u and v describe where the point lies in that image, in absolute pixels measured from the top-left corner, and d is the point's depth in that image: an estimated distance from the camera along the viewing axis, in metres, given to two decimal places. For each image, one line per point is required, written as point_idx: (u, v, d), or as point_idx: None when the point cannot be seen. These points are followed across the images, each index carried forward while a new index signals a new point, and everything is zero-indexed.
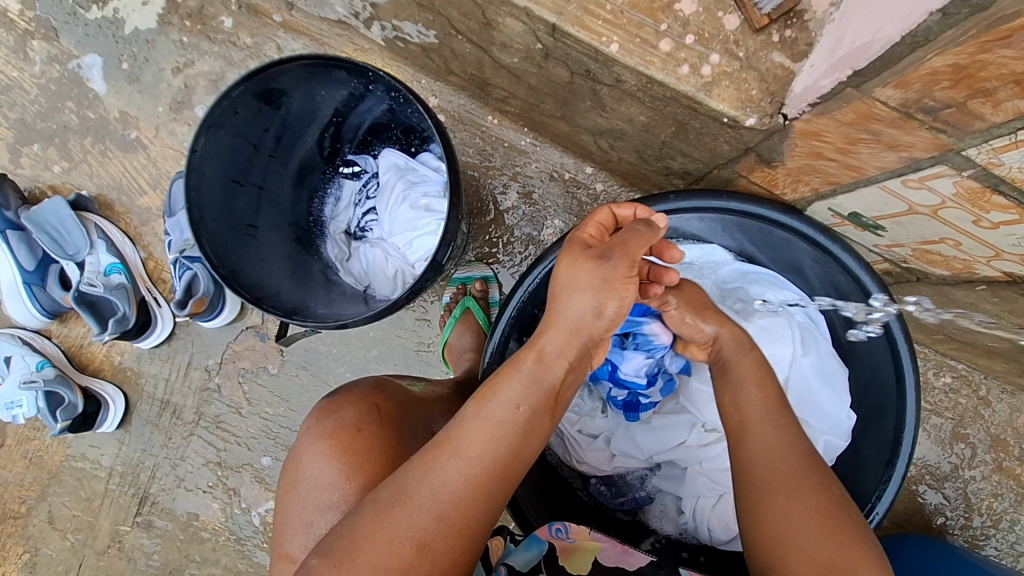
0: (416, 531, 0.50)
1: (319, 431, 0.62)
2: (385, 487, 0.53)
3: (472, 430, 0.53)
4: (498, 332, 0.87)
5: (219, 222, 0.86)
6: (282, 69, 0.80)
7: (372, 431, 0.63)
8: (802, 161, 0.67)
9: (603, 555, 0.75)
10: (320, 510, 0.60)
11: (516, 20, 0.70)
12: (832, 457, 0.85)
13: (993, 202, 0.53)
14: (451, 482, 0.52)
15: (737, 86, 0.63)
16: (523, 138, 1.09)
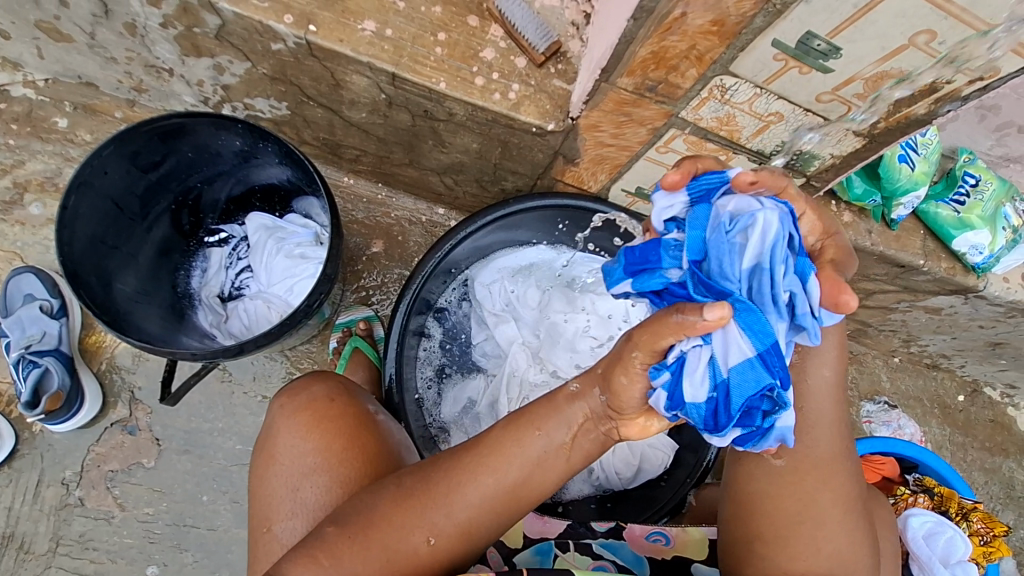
0: (427, 528, 0.60)
1: (295, 407, 0.71)
2: (410, 478, 0.63)
3: (496, 446, 0.61)
4: (392, 355, 0.98)
5: (88, 280, 0.91)
6: (148, 129, 0.89)
7: (345, 402, 0.72)
8: (594, 153, 0.92)
9: (529, 527, 0.85)
10: (302, 477, 0.67)
11: (361, 75, 0.88)
12: None
13: (709, 148, 0.81)
14: (469, 492, 0.60)
15: (537, 104, 0.87)
16: (379, 191, 1.25)
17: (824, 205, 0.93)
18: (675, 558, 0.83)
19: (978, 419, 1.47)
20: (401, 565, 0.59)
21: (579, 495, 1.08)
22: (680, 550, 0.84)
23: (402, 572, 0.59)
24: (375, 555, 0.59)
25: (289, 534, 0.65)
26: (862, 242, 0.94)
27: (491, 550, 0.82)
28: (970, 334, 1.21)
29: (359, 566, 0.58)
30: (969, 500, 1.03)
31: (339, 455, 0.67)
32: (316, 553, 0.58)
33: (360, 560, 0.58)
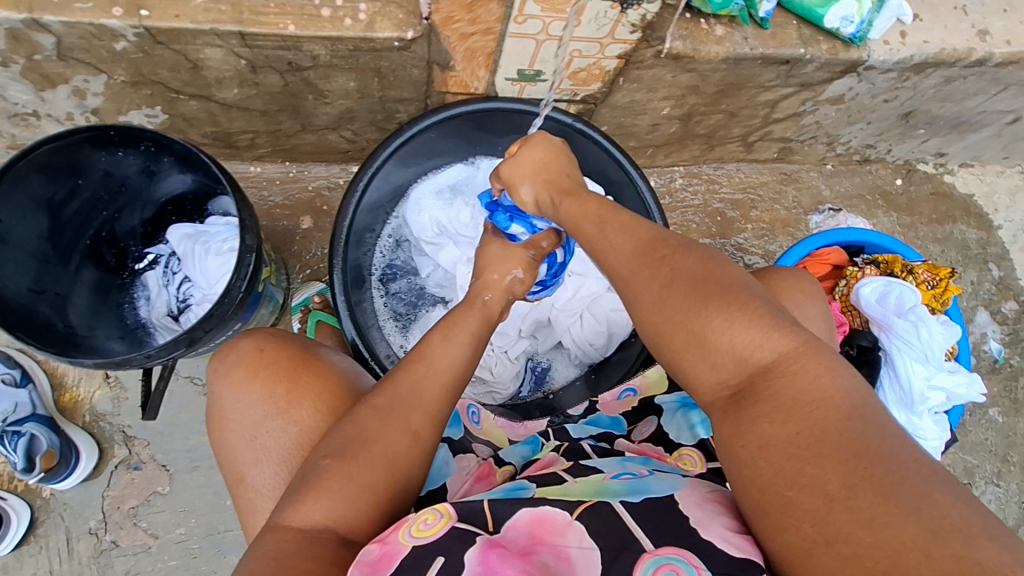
0: (410, 425, 0.65)
1: (227, 367, 0.74)
2: (381, 394, 0.66)
3: (446, 345, 0.71)
4: (347, 320, 0.97)
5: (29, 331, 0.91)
6: (27, 164, 0.88)
7: (274, 348, 0.75)
8: (463, 48, 0.92)
9: (512, 434, 0.88)
10: (257, 426, 0.71)
11: (213, 47, 0.87)
12: None
13: (561, 1, 0.82)
14: (433, 382, 0.68)
15: (389, 16, 0.87)
16: (290, 169, 1.26)
17: (694, 26, 0.94)
18: (643, 402, 0.85)
19: (920, 197, 1.55)
20: (401, 463, 0.63)
21: (566, 380, 1.15)
22: (647, 392, 0.85)
23: (403, 472, 0.63)
24: (381, 459, 0.62)
25: (261, 478, 0.70)
26: (741, 51, 0.97)
27: (473, 444, 0.83)
28: (881, 113, 1.26)
29: (367, 475, 0.61)
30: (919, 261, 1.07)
31: (286, 398, 0.72)
32: (327, 482, 0.61)
33: (370, 470, 0.62)
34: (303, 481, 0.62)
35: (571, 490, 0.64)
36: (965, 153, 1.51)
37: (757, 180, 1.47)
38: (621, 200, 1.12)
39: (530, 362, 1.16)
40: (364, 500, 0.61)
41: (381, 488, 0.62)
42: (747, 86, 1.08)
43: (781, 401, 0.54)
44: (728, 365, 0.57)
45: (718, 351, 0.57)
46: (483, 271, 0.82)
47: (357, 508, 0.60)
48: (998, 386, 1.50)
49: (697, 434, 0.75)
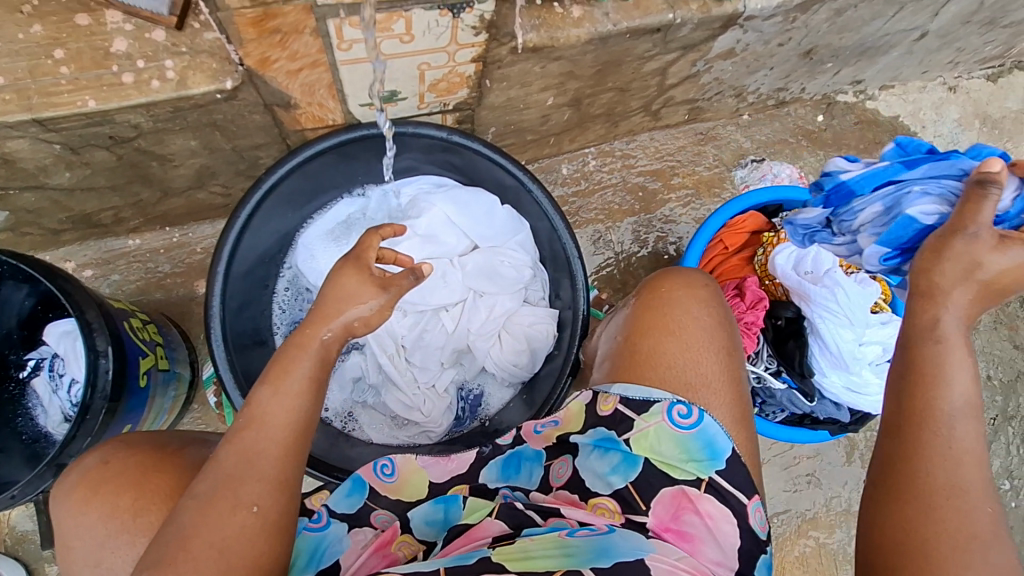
0: (242, 502, 0.61)
1: (68, 483, 0.69)
2: (204, 480, 0.62)
3: (272, 406, 0.66)
4: (237, 397, 0.87)
5: None
6: None
7: (121, 457, 0.69)
8: (298, 86, 0.83)
9: (434, 475, 0.77)
10: (103, 547, 0.66)
11: (16, 138, 0.78)
12: (530, 249, 1.06)
13: (380, 19, 0.73)
14: (265, 448, 0.64)
15: (202, 68, 0.77)
16: (172, 235, 1.17)
17: (546, 13, 0.86)
18: (561, 442, 0.75)
19: (845, 129, 1.48)
20: (237, 548, 0.60)
21: (501, 404, 1.09)
22: (568, 427, 0.75)
23: (239, 557, 0.60)
24: (209, 557, 0.58)
25: None
26: (605, 29, 0.89)
27: (376, 511, 0.74)
28: (781, 57, 1.18)
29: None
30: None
31: (133, 508, 0.67)
32: None
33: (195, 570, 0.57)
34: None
35: (532, 551, 0.59)
36: (882, 76, 1.44)
37: (674, 145, 1.39)
38: (520, 207, 1.05)
39: (460, 391, 1.10)
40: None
41: None
42: (626, 60, 1.00)
43: (922, 520, 0.57)
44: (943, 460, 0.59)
45: (925, 527, 0.57)
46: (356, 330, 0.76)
47: None
48: None
49: (612, 484, 0.70)
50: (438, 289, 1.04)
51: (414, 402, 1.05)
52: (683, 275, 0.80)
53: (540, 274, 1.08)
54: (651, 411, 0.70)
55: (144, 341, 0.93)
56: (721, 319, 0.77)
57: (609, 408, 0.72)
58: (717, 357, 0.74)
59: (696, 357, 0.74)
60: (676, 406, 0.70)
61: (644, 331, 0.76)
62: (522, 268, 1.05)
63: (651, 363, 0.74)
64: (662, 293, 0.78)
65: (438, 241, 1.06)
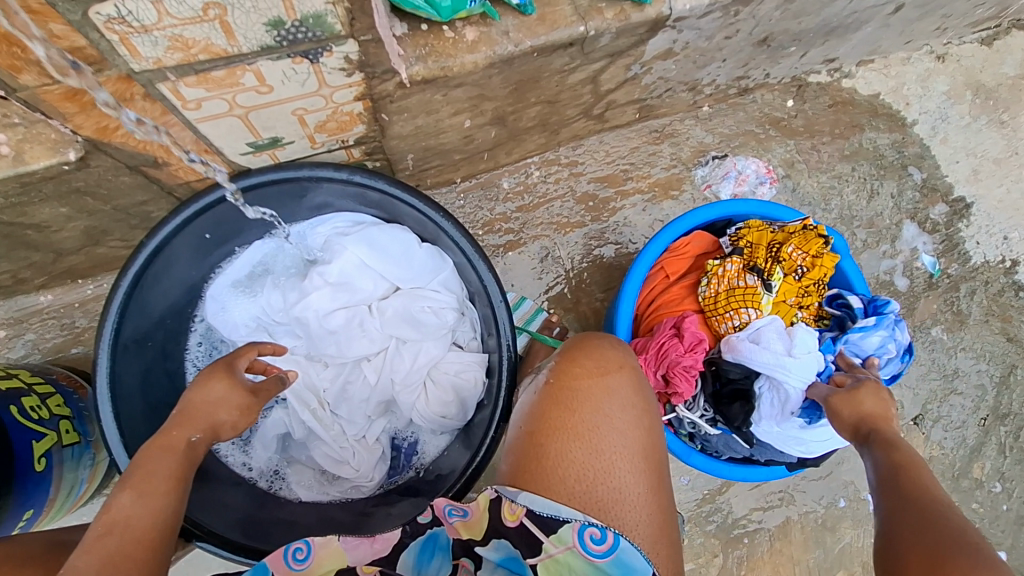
0: None
1: None
2: None
3: (137, 509, 0.61)
4: None
5: None
6: None
7: None
8: (159, 146, 0.74)
9: (354, 559, 0.64)
10: None
11: None
12: (455, 288, 0.98)
13: (221, 77, 0.64)
14: (131, 548, 0.58)
15: (39, 140, 0.69)
16: (86, 288, 1.10)
17: (433, 39, 0.75)
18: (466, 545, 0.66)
19: (818, 113, 1.35)
20: None
21: (437, 452, 1.02)
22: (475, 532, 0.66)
23: None
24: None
25: None
26: (504, 50, 0.77)
27: None
28: (732, 48, 1.05)
29: None
30: (798, 225, 0.93)
31: None
32: None
33: None
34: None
35: None
36: (857, 51, 1.30)
37: (626, 147, 1.28)
38: (439, 245, 0.96)
39: (394, 440, 1.04)
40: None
41: None
42: (545, 75, 0.89)
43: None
44: (959, 526, 0.56)
45: None
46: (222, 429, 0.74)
47: None
48: (937, 302, 1.35)
49: None
50: (357, 339, 0.97)
51: (342, 457, 0.99)
52: (594, 359, 0.72)
53: (469, 314, 0.99)
54: (561, 535, 0.63)
55: (47, 424, 0.88)
56: (635, 415, 0.69)
57: (513, 518, 0.64)
58: (631, 466, 0.67)
59: (608, 465, 0.66)
60: (587, 529, 0.62)
61: (551, 430, 0.68)
62: (446, 311, 0.97)
63: (557, 471, 0.66)
64: (570, 385, 0.70)
65: (354, 287, 0.98)
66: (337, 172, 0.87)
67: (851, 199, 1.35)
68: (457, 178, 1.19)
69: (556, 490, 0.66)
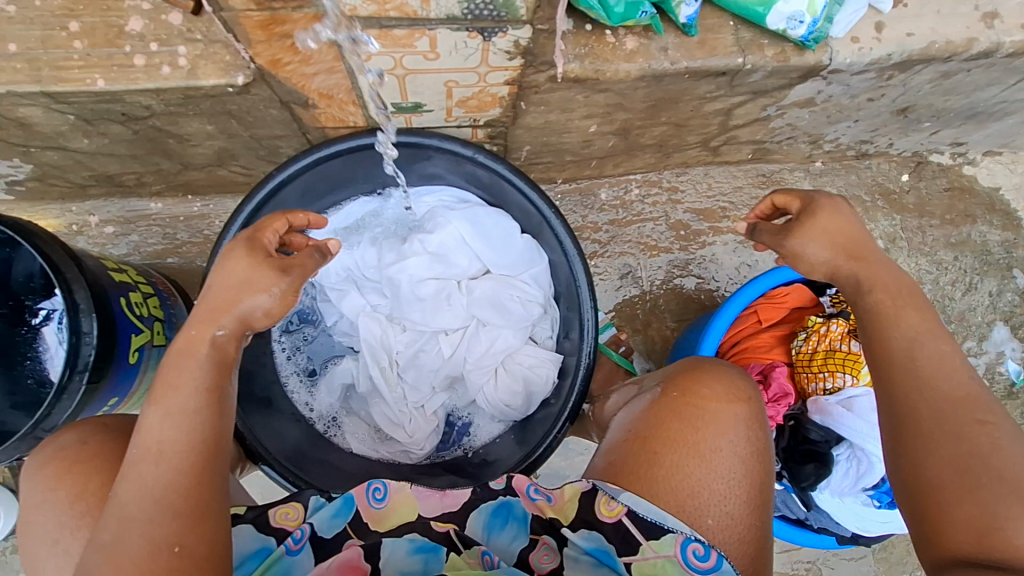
0: (154, 540, 0.56)
1: (38, 462, 0.70)
2: (105, 529, 0.57)
3: (168, 431, 0.61)
4: None
5: None
6: None
7: (97, 441, 0.71)
8: (315, 88, 0.77)
9: (425, 508, 0.71)
10: (59, 529, 0.68)
11: (28, 105, 0.76)
12: (545, 284, 0.99)
13: (399, 36, 0.66)
14: (167, 476, 0.59)
15: (214, 59, 0.73)
16: (193, 204, 1.16)
17: (594, 42, 0.76)
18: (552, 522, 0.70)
19: (931, 194, 1.31)
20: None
21: (488, 439, 1.04)
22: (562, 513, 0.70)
23: None
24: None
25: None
26: (659, 67, 0.78)
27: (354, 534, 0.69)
28: (869, 111, 1.03)
29: None
30: None
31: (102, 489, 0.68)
32: None
33: None
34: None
35: None
36: (989, 141, 1.25)
37: (730, 184, 1.27)
38: (540, 239, 0.98)
39: (449, 417, 1.06)
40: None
41: None
42: (684, 98, 0.89)
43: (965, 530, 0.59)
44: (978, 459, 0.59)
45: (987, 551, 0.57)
46: (257, 320, 0.71)
47: None
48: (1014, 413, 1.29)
49: None
50: (442, 312, 0.99)
51: (400, 421, 1.01)
52: (723, 383, 0.73)
53: (552, 312, 1.01)
54: (663, 541, 0.65)
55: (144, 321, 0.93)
56: (754, 446, 0.70)
57: (612, 515, 0.67)
58: (743, 495, 0.68)
59: (721, 489, 0.68)
60: (691, 545, 0.64)
61: (667, 442, 0.70)
62: (532, 305, 0.98)
63: (667, 481, 0.69)
64: (696, 402, 0.72)
65: (452, 261, 1.00)
66: (468, 148, 0.89)
67: (947, 287, 1.30)
68: (559, 179, 1.21)
69: (663, 499, 0.68)
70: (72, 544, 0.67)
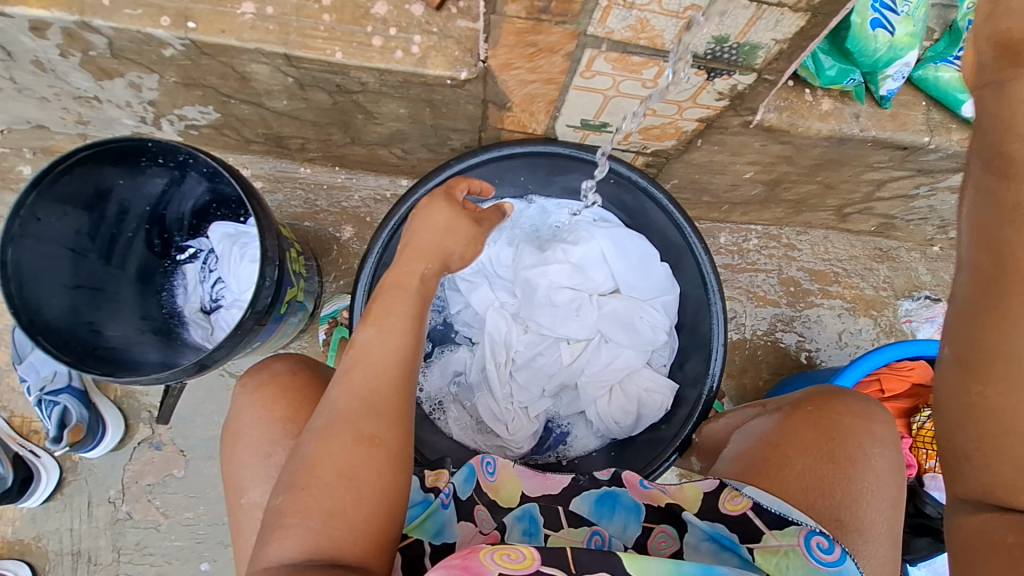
0: (359, 429, 0.60)
1: (257, 383, 0.77)
2: (319, 417, 0.62)
3: (378, 342, 0.66)
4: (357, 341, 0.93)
5: (51, 295, 0.93)
6: (65, 168, 0.88)
7: (306, 373, 0.79)
8: (522, 93, 0.83)
9: (529, 488, 0.77)
10: (274, 443, 0.73)
11: (259, 63, 0.82)
12: (671, 313, 1.03)
13: (635, 62, 0.71)
14: (374, 378, 0.64)
15: (444, 53, 0.78)
16: (338, 175, 1.22)
17: (794, 97, 0.80)
18: (668, 509, 0.73)
19: None
20: (363, 471, 0.58)
21: (582, 451, 1.07)
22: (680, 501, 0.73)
23: (370, 487, 0.58)
24: (338, 483, 0.57)
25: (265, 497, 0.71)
26: (849, 131, 0.81)
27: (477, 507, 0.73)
28: None
29: (329, 498, 0.56)
30: None
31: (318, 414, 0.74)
32: (287, 519, 0.55)
33: (327, 493, 0.56)
34: (267, 529, 0.56)
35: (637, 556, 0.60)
36: None
37: (846, 252, 1.29)
38: (677, 268, 1.01)
39: (549, 422, 1.08)
40: (336, 528, 0.55)
41: (347, 503, 0.56)
42: (851, 164, 0.92)
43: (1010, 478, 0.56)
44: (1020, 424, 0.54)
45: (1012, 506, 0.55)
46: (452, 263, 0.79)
47: (329, 532, 0.55)
48: None
49: None
50: (569, 320, 1.03)
51: (505, 417, 1.04)
52: (857, 403, 0.78)
53: (672, 341, 1.04)
54: (787, 530, 0.66)
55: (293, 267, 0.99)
56: (888, 463, 0.74)
57: (736, 508, 0.70)
58: (877, 507, 0.71)
59: (853, 495, 0.71)
60: (816, 536, 0.65)
61: (798, 448, 0.75)
62: (658, 332, 1.02)
63: (798, 481, 0.73)
64: (831, 416, 0.77)
65: (587, 274, 1.04)
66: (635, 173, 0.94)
67: None
68: None
69: (794, 496, 0.72)
70: (254, 464, 0.73)
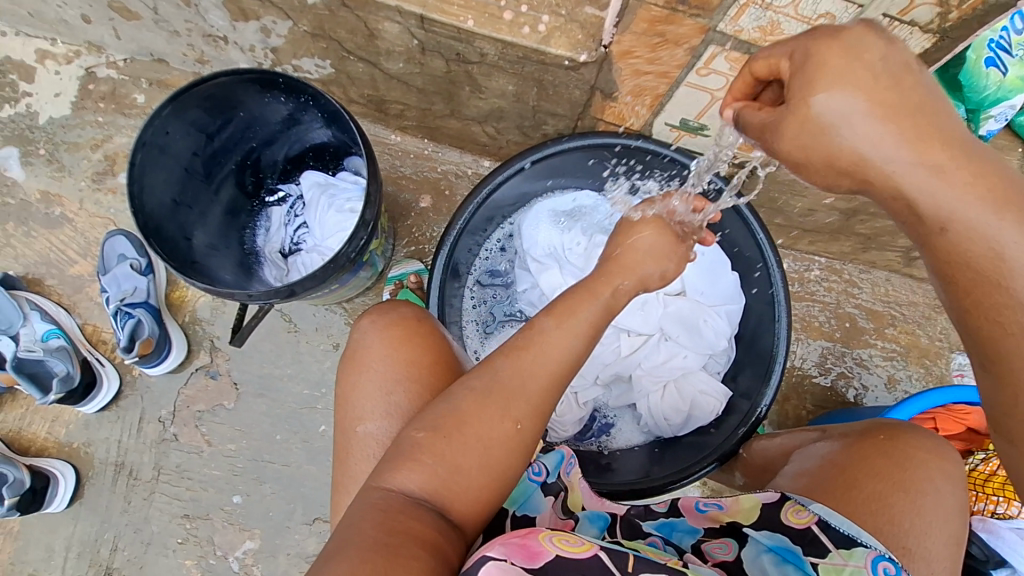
0: (510, 412, 0.64)
1: (386, 322, 0.82)
2: (477, 378, 0.67)
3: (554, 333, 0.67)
4: (434, 300, 0.99)
5: (158, 201, 0.98)
6: (199, 90, 0.94)
7: (429, 325, 0.83)
8: (632, 84, 0.87)
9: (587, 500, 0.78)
10: (395, 382, 0.78)
11: (392, 22, 0.88)
12: (734, 322, 1.04)
13: None
14: (542, 371, 0.66)
15: (568, 35, 0.83)
16: (425, 147, 1.27)
17: None
18: (729, 525, 0.74)
19: None
20: (498, 449, 0.64)
21: (626, 445, 1.09)
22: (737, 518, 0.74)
23: (498, 458, 0.64)
24: (475, 447, 0.63)
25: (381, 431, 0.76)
26: None
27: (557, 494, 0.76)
28: None
29: (462, 458, 0.62)
30: None
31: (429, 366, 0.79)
32: (420, 455, 0.62)
33: (461, 452, 0.63)
34: (396, 453, 0.64)
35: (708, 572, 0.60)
36: None
37: (905, 297, 1.30)
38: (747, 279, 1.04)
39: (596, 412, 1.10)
40: (456, 482, 0.62)
41: (473, 468, 0.63)
42: None
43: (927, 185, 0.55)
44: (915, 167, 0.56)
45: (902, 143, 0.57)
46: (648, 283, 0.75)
47: (449, 485, 0.62)
48: None
49: None
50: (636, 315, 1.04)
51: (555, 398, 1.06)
52: (927, 440, 0.78)
53: (729, 350, 1.06)
54: (853, 551, 0.64)
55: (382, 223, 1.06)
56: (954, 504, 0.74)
57: (801, 522, 0.70)
58: (941, 545, 0.71)
59: (922, 526, 0.71)
60: (883, 561, 0.62)
61: (868, 474, 0.75)
62: (720, 338, 1.03)
63: (867, 503, 0.72)
64: (903, 447, 0.77)
65: None
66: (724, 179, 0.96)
67: None
68: None
69: (861, 516, 0.71)
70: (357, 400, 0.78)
